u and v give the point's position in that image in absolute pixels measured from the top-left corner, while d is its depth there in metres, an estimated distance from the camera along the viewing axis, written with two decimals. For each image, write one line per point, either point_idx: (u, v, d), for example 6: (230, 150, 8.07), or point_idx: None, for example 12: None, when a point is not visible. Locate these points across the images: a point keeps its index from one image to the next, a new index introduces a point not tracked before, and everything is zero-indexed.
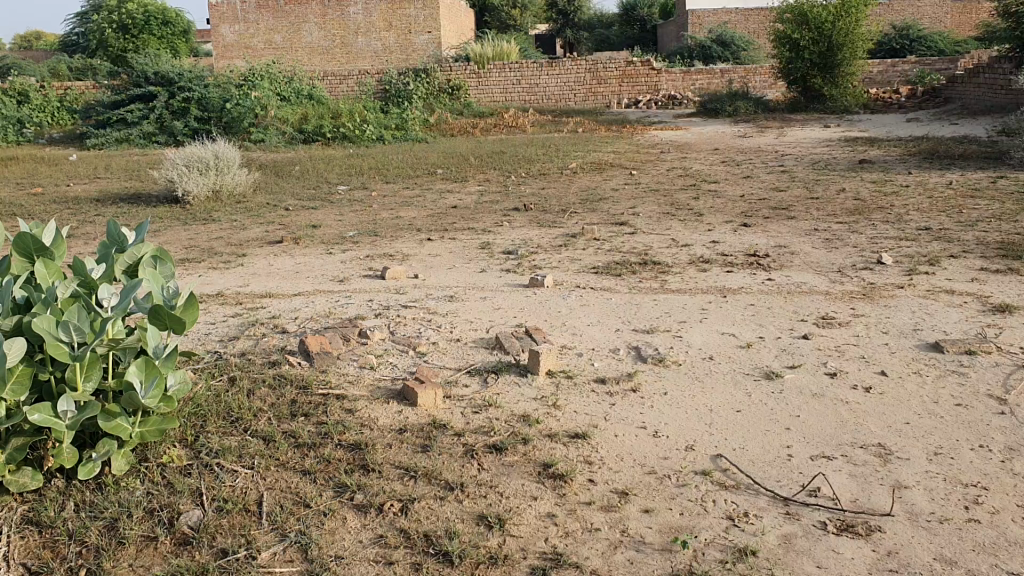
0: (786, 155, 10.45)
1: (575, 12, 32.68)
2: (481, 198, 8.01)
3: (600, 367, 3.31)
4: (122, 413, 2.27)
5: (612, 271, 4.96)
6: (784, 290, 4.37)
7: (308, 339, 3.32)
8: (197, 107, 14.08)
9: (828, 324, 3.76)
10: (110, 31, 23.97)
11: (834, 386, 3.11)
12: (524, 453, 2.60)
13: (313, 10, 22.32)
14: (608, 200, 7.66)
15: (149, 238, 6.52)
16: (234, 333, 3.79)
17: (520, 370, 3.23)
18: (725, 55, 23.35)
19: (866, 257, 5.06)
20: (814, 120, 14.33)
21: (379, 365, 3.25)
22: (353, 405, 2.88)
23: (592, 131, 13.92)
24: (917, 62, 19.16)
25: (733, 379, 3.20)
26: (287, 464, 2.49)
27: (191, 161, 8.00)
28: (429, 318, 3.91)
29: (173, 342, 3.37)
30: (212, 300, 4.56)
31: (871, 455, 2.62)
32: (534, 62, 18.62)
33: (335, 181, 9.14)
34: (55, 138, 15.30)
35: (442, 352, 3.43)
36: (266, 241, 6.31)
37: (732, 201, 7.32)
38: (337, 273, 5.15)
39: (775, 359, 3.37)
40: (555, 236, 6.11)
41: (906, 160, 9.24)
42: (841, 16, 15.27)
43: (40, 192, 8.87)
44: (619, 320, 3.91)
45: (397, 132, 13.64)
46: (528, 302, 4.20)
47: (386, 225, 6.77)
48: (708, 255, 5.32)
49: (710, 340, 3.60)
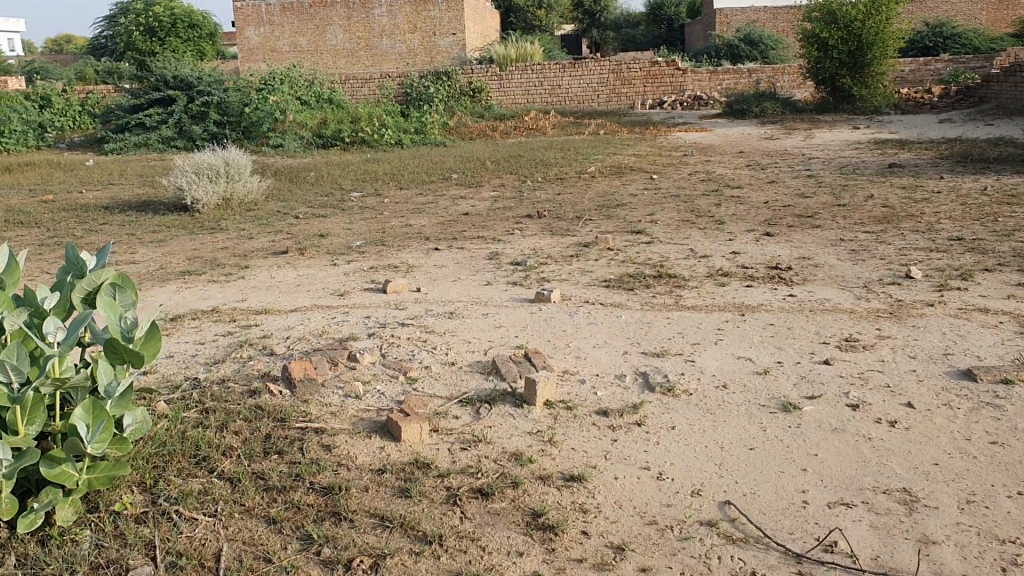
0: (813, 158, 10.13)
1: (601, 12, 32.38)
2: (496, 204, 7.80)
3: (603, 397, 3.07)
4: (67, 459, 2.09)
5: (624, 284, 4.71)
6: (805, 307, 4.12)
7: (291, 364, 3.11)
8: (216, 111, 14.00)
9: (852, 347, 3.50)
10: (137, 34, 24.03)
11: (856, 420, 2.86)
12: (513, 499, 2.38)
13: (337, 12, 22.28)
14: (625, 206, 7.43)
15: (152, 249, 6.36)
16: (220, 355, 3.59)
17: (515, 400, 3.01)
18: (753, 54, 22.92)
19: (893, 270, 4.78)
20: (843, 121, 14.00)
21: (365, 393, 3.04)
22: (332, 440, 2.67)
23: (615, 133, 13.66)
24: (951, 61, 18.67)
25: (746, 411, 2.96)
26: (252, 511, 2.29)
27: (201, 168, 7.84)
28: (424, 338, 3.70)
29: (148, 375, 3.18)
30: (203, 317, 4.36)
31: (895, 502, 2.38)
32: (557, 63, 18.40)
33: (348, 188, 8.98)
34: (76, 142, 15.30)
35: (435, 379, 3.21)
36: (271, 251, 6.13)
37: (755, 209, 7.04)
38: (338, 286, 4.96)
39: (793, 389, 3.12)
40: (568, 245, 5.87)
41: (938, 164, 8.92)
42: (870, 15, 14.89)
43: (51, 200, 8.78)
44: (628, 341, 3.67)
45: (416, 136, 13.49)
46: (531, 320, 3.98)
47: (394, 234, 6.58)
48: (728, 267, 5.06)
49: (724, 365, 3.36)
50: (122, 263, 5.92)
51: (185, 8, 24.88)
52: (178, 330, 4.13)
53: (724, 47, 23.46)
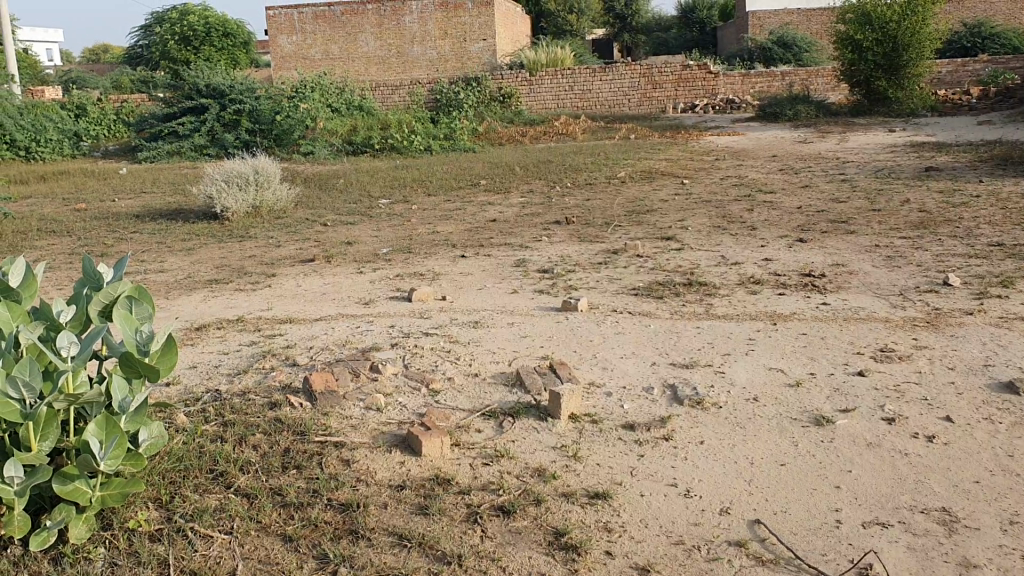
0: (848, 162, 9.95)
1: (633, 16, 32.22)
2: (525, 210, 7.74)
3: (630, 410, 3.00)
4: (81, 476, 2.07)
5: (653, 292, 4.63)
6: (839, 316, 4.01)
7: (312, 376, 3.08)
8: (248, 119, 14.07)
9: (887, 358, 3.39)
10: (172, 43, 24.31)
11: (892, 434, 2.76)
12: (535, 517, 2.32)
13: (369, 19, 22.33)
14: (655, 211, 7.34)
15: (181, 257, 6.38)
16: (243, 366, 3.56)
17: (539, 413, 2.94)
18: (787, 57, 22.67)
19: (931, 277, 4.66)
20: (878, 124, 13.78)
21: (388, 405, 3.00)
22: (351, 456, 2.63)
23: (645, 138, 13.55)
24: (989, 62, 18.27)
25: (778, 425, 2.87)
26: (269, 528, 2.25)
27: (231, 177, 7.87)
28: (448, 348, 3.65)
29: (171, 391, 3.16)
30: (228, 326, 4.35)
31: (934, 523, 2.28)
32: (587, 68, 18.31)
33: (377, 195, 8.96)
34: (111, 151, 15.47)
35: (457, 391, 3.16)
36: (298, 258, 6.13)
37: (788, 214, 6.92)
38: (364, 295, 4.92)
39: (826, 401, 3.03)
40: (596, 252, 5.79)
41: (977, 167, 8.73)
42: (906, 15, 14.64)
43: (84, 208, 8.86)
44: (656, 351, 3.59)
45: (446, 142, 13.48)
46: (558, 330, 3.92)
47: (422, 241, 6.54)
48: (760, 274, 4.96)
49: (755, 377, 3.27)
50: (151, 271, 5.94)
51: (219, 17, 25.12)
52: (203, 340, 4.11)
53: (757, 50, 23.24)
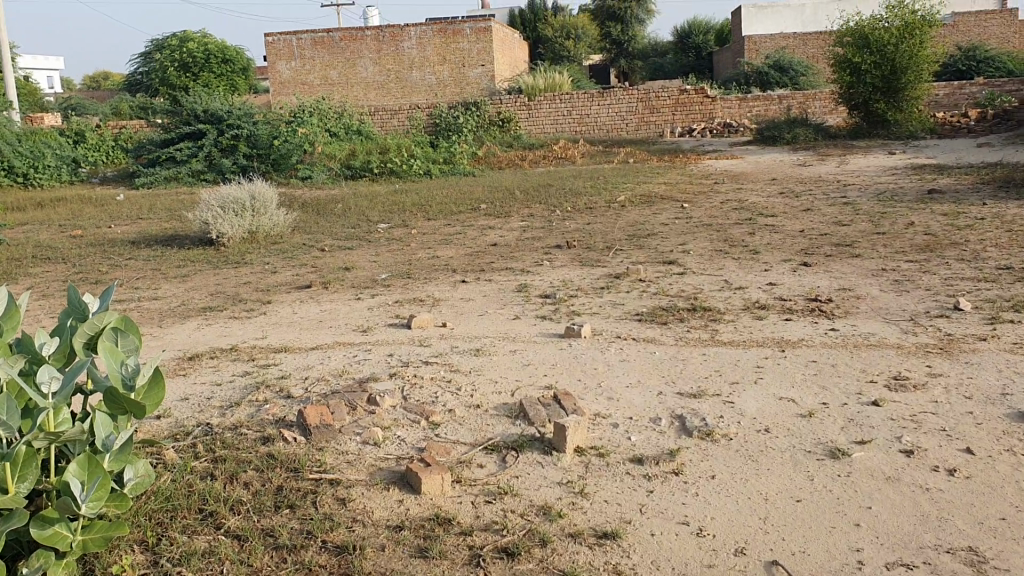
0: (849, 185, 9.89)
1: (629, 42, 31.28)
2: (525, 234, 7.66)
3: (637, 442, 2.89)
4: (60, 519, 1.96)
5: (657, 318, 4.53)
6: (850, 343, 3.91)
7: (307, 409, 2.98)
8: (245, 144, 14.02)
9: (902, 387, 3.28)
10: (172, 70, 24.35)
11: (910, 467, 2.65)
12: (540, 559, 2.20)
13: (368, 45, 22.36)
14: (656, 235, 7.25)
15: (176, 284, 6.29)
16: (236, 398, 3.45)
17: (544, 446, 2.84)
18: (783, 81, 22.66)
19: (941, 302, 4.56)
20: (878, 147, 13.74)
21: (385, 438, 2.89)
22: (348, 494, 2.53)
23: (644, 161, 13.50)
24: (985, 84, 18.26)
25: (791, 457, 2.76)
26: (260, 572, 2.14)
27: (227, 203, 7.78)
28: (449, 377, 3.54)
29: (161, 428, 3.06)
30: (222, 355, 4.25)
31: (961, 564, 2.16)
32: (585, 92, 18.31)
33: (375, 219, 8.87)
34: (108, 177, 15.41)
35: (459, 423, 3.05)
36: (294, 285, 6.04)
37: (791, 237, 6.84)
38: (361, 322, 4.82)
39: (841, 433, 2.92)
40: (598, 276, 5.70)
41: (980, 189, 8.66)
42: (904, 38, 14.65)
43: (80, 235, 8.78)
44: (662, 380, 3.48)
45: (445, 167, 13.44)
46: (560, 357, 3.81)
47: (421, 266, 6.46)
48: (765, 299, 4.85)
49: (766, 406, 3.16)
50: (144, 298, 5.84)
51: (218, 44, 25.19)
52: (196, 370, 4.01)
53: (753, 74, 23.26)
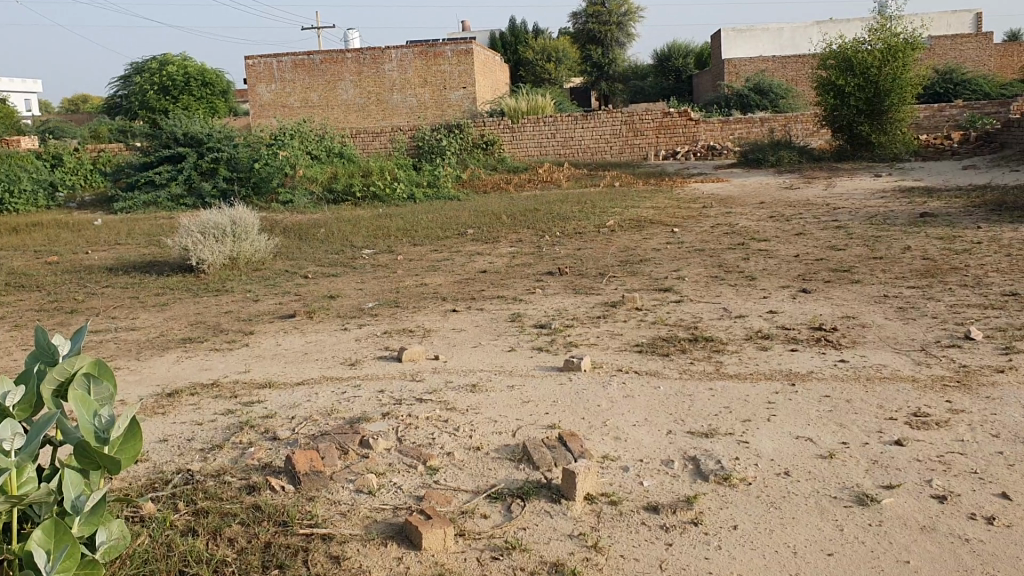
0: (838, 208, 9.79)
1: (609, 65, 31.16)
2: (513, 260, 7.49)
3: (651, 488, 2.70)
4: None
5: (658, 349, 4.35)
6: (862, 375, 3.74)
7: (295, 453, 2.77)
8: (225, 168, 13.77)
9: (923, 424, 3.12)
10: (151, 93, 24.14)
11: (944, 515, 2.49)
12: None
13: (348, 68, 22.22)
14: (649, 261, 7.10)
15: (154, 313, 6.05)
16: (219, 440, 3.24)
17: (551, 494, 2.65)
18: (763, 103, 22.68)
19: (951, 330, 4.41)
20: (863, 170, 13.69)
21: (380, 487, 2.69)
22: (343, 550, 2.33)
23: (630, 185, 13.38)
24: (965, 107, 18.29)
25: (816, 504, 2.59)
26: None
27: (207, 229, 7.55)
28: (446, 416, 3.34)
29: (138, 477, 2.84)
30: (203, 392, 4.02)
31: None
32: (569, 115, 18.22)
33: (359, 245, 8.67)
34: (85, 201, 15.11)
35: (458, 468, 2.85)
36: (278, 314, 5.83)
37: (786, 262, 6.70)
38: (349, 354, 4.61)
39: (866, 476, 2.74)
40: (593, 304, 5.53)
41: (972, 212, 8.57)
42: (887, 60, 14.70)
43: (56, 262, 8.52)
44: (670, 418, 3.29)
45: (429, 190, 13.27)
46: (561, 393, 3.62)
47: (410, 295, 6.26)
48: (768, 328, 4.69)
49: (783, 446, 2.98)
50: (121, 328, 5.61)
51: (198, 67, 25.01)
52: (174, 408, 3.78)
53: (733, 97, 23.28)
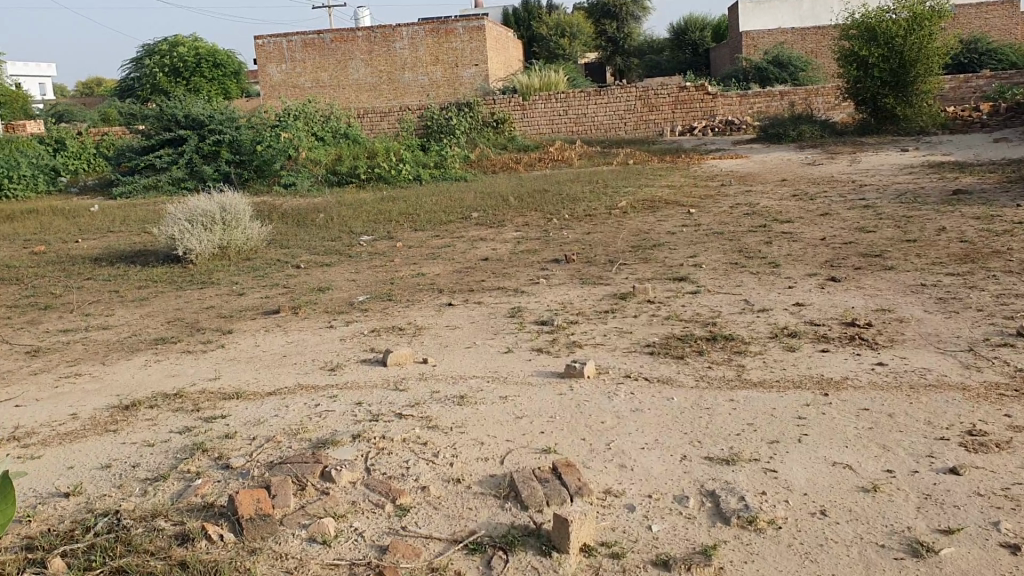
0: (865, 185, 9.27)
1: (625, 39, 31.15)
2: (518, 246, 7.04)
3: (661, 534, 2.26)
4: None
5: (672, 350, 3.90)
6: (905, 382, 3.28)
7: (239, 493, 2.34)
8: (228, 150, 13.37)
9: (982, 446, 2.65)
10: (161, 74, 23.84)
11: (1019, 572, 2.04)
12: None
13: (359, 46, 21.70)
14: (663, 246, 6.62)
15: (129, 310, 5.63)
16: (165, 467, 2.81)
17: (540, 543, 2.21)
18: (782, 76, 21.93)
19: (1001, 325, 3.94)
20: (889, 144, 13.11)
21: (339, 535, 2.27)
22: None
23: (645, 163, 12.87)
24: (993, 77, 17.56)
25: (860, 555, 2.14)
26: None
27: (195, 216, 7.11)
28: (425, 438, 2.89)
29: (56, 526, 2.42)
30: (163, 404, 3.60)
31: None
32: (581, 91, 17.68)
33: (357, 231, 8.24)
34: (88, 185, 14.73)
35: (434, 507, 2.43)
36: (262, 309, 5.41)
37: (812, 246, 6.22)
38: (331, 357, 4.19)
39: (921, 517, 2.29)
40: (600, 297, 5.07)
41: (1009, 189, 8.03)
42: (912, 30, 14.04)
43: (43, 251, 8.15)
44: (686, 438, 2.84)
45: (435, 171, 12.83)
46: (558, 407, 3.17)
47: (405, 286, 5.82)
48: (795, 324, 4.22)
49: (817, 477, 2.53)
50: (93, 328, 5.20)
51: (209, 48, 24.75)
52: (129, 425, 3.37)
53: (752, 70, 22.62)
